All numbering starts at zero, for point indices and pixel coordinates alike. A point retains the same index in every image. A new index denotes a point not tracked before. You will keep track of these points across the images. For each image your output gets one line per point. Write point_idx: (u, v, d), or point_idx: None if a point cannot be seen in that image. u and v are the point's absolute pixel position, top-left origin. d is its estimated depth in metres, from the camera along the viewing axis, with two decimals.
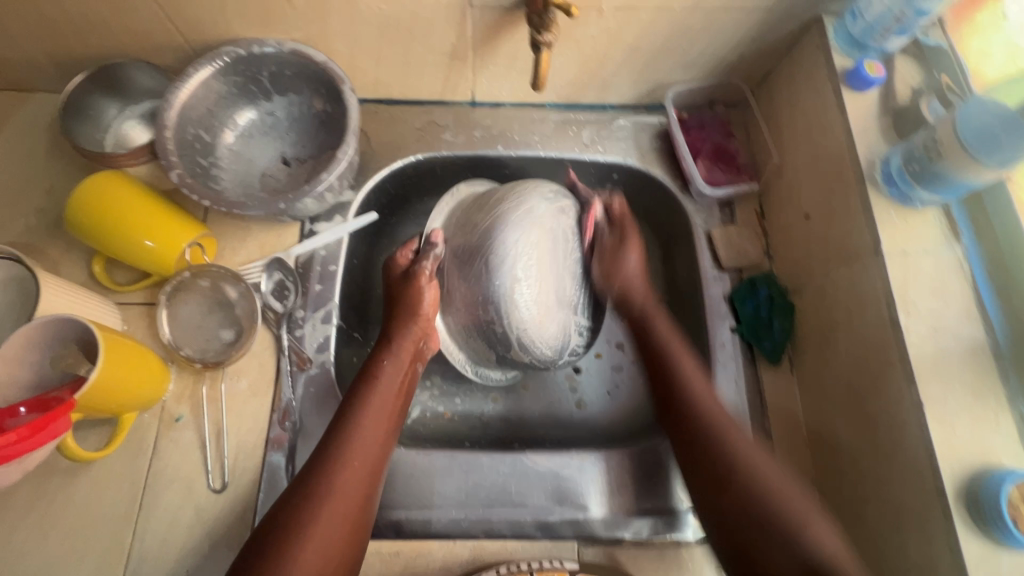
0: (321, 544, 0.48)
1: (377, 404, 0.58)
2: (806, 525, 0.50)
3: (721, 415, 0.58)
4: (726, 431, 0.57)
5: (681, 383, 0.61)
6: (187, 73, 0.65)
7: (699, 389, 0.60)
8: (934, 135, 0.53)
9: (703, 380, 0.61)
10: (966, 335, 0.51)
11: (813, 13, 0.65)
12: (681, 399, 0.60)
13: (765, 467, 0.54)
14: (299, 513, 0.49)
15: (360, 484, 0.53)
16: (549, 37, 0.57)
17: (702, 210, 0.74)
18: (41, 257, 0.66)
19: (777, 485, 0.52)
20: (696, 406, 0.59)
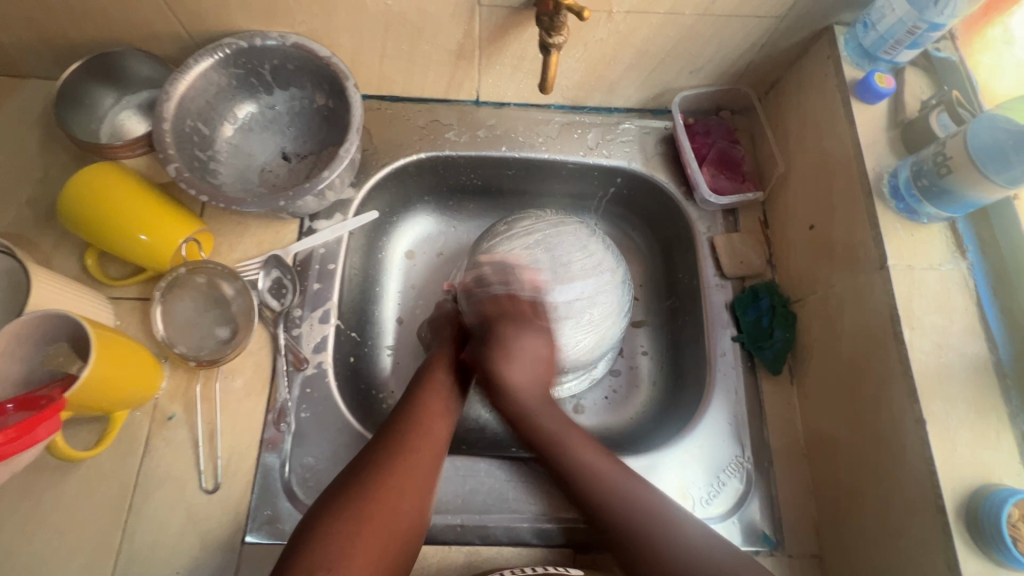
0: (407, 483, 0.53)
1: (446, 377, 0.65)
2: (667, 535, 0.52)
3: (608, 471, 0.56)
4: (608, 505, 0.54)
5: (565, 457, 0.58)
6: (187, 64, 0.64)
7: (598, 461, 0.57)
8: (944, 150, 0.53)
9: (599, 454, 0.58)
10: (969, 353, 0.51)
11: (824, 22, 0.64)
12: (555, 453, 0.58)
13: (668, 519, 0.53)
14: (384, 460, 0.54)
15: (433, 444, 0.57)
16: (559, 39, 0.56)
17: (705, 217, 0.74)
18: (32, 248, 0.65)
19: (618, 501, 0.54)
20: (555, 442, 0.59)
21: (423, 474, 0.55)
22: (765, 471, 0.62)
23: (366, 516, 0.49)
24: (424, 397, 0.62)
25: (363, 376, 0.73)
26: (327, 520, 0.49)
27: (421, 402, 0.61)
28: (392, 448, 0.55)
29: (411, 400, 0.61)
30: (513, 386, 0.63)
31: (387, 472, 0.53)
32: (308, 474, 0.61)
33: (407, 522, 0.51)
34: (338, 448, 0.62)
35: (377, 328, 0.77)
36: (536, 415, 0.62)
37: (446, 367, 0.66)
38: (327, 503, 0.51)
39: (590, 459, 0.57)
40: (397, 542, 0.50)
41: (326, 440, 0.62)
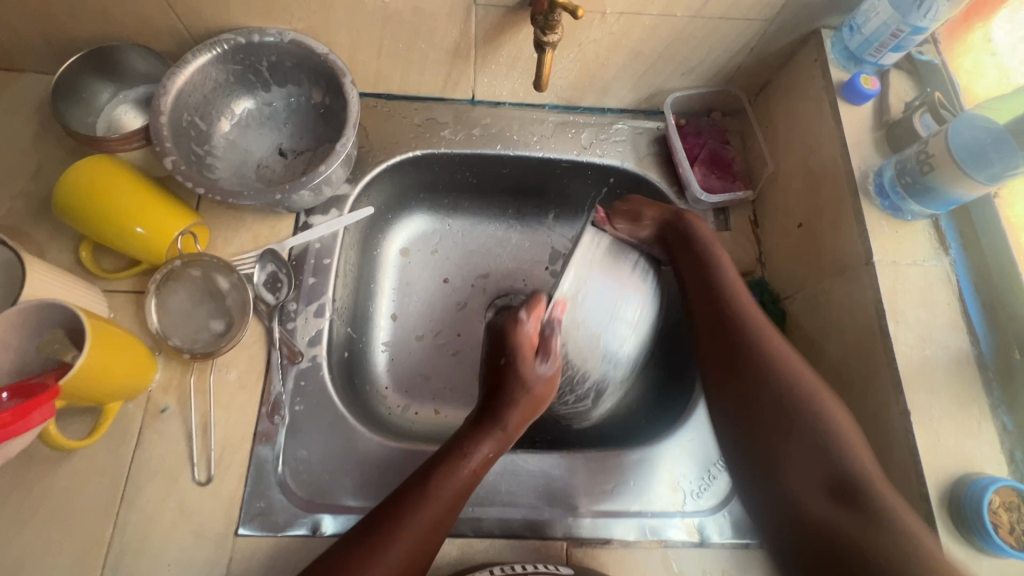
0: (408, 553, 0.49)
1: (511, 423, 0.59)
2: (842, 437, 0.51)
3: (772, 344, 0.57)
4: (830, 428, 0.51)
5: (762, 343, 0.58)
6: (185, 59, 0.64)
7: (764, 328, 0.59)
8: (926, 149, 0.54)
9: (785, 350, 0.57)
10: (952, 346, 0.53)
11: (812, 26, 0.66)
12: (743, 330, 0.59)
13: (840, 426, 0.51)
14: (398, 525, 0.50)
15: (466, 493, 0.54)
16: (554, 38, 0.58)
17: (696, 216, 0.75)
18: (26, 241, 0.65)
19: (824, 396, 0.54)
20: (764, 334, 0.58)
21: (431, 540, 0.51)
22: None
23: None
24: (473, 441, 0.57)
25: (356, 371, 0.73)
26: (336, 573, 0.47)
27: (472, 444, 0.56)
28: (411, 509, 0.51)
29: (460, 440, 0.57)
30: (703, 227, 0.67)
31: (390, 541, 0.49)
32: (302, 467, 0.61)
33: None
34: (332, 440, 0.62)
35: (370, 323, 0.77)
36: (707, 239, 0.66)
37: (508, 414, 0.59)
38: (355, 535, 0.50)
39: (727, 267, 0.64)
40: None
41: (319, 433, 0.63)
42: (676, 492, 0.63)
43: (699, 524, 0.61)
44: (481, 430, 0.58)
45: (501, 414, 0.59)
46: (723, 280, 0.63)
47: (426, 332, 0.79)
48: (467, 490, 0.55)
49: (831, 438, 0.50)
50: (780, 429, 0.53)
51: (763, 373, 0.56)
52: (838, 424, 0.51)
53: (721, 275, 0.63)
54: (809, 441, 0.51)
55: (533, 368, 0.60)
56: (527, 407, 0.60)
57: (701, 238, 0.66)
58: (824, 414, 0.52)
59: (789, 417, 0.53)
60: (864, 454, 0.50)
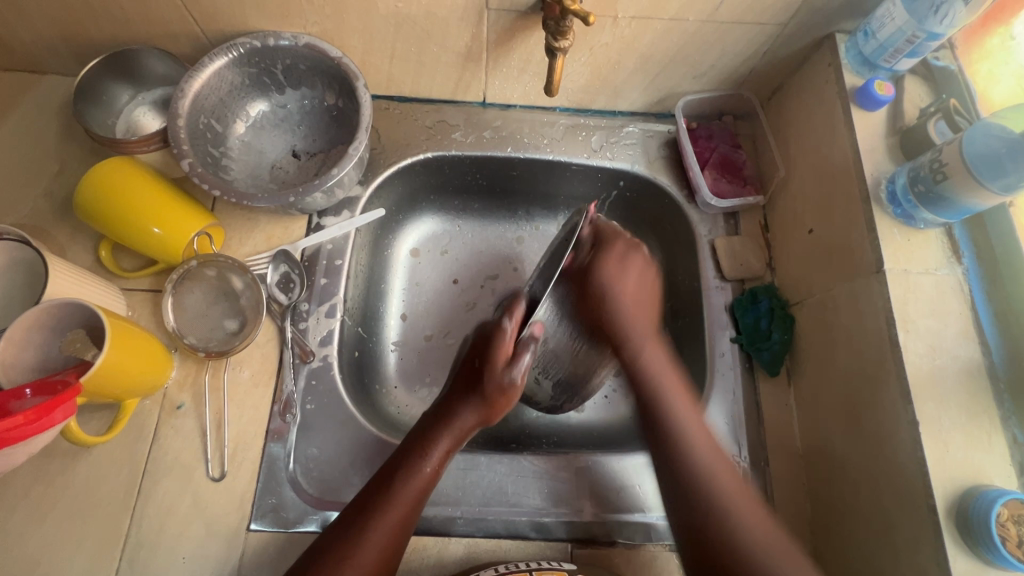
0: (374, 560, 0.49)
1: (468, 418, 0.57)
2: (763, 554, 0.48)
3: (683, 415, 0.57)
4: (728, 516, 0.50)
5: (665, 416, 0.57)
6: (201, 62, 0.65)
7: (672, 391, 0.60)
8: (940, 157, 0.54)
9: (705, 434, 0.56)
10: (962, 356, 0.52)
11: (826, 31, 0.66)
12: (665, 420, 0.57)
13: (709, 467, 0.53)
14: (360, 534, 0.50)
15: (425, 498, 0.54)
16: (564, 44, 0.58)
17: (706, 220, 0.75)
18: (48, 239, 0.67)
19: (736, 489, 0.52)
20: (675, 434, 0.56)
21: (395, 546, 0.51)
22: (761, 471, 0.63)
23: None
24: (431, 441, 0.56)
25: (366, 370, 0.74)
26: None
27: (430, 443, 0.55)
28: (369, 516, 0.51)
29: (419, 440, 0.56)
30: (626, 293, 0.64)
31: (351, 550, 0.49)
32: (312, 464, 0.62)
33: None
34: (341, 439, 0.64)
35: (380, 323, 0.78)
36: (642, 338, 0.63)
37: (467, 410, 0.58)
38: (316, 547, 0.50)
39: (649, 350, 0.62)
40: None
41: (329, 432, 0.64)
42: None
43: None
44: (440, 426, 0.56)
45: (460, 408, 0.58)
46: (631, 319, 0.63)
47: (435, 333, 0.79)
48: (428, 488, 0.54)
49: (719, 522, 0.50)
50: (707, 517, 0.51)
51: (663, 423, 0.57)
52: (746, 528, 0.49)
53: (625, 341, 0.62)
54: (723, 532, 0.50)
55: (494, 376, 0.58)
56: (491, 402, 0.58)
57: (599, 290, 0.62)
58: (736, 519, 0.50)
59: (702, 516, 0.51)
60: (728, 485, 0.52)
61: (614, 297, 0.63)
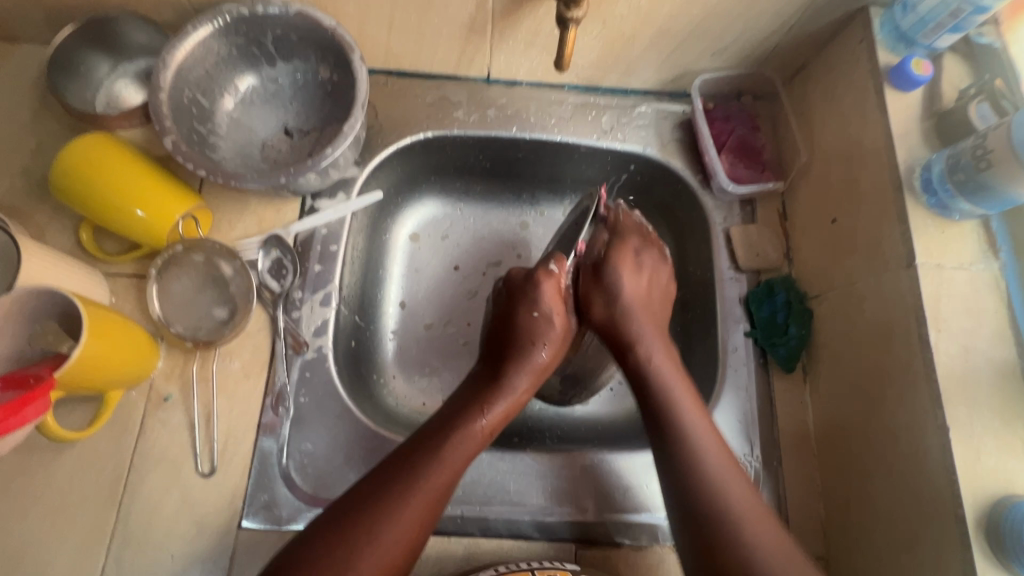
0: (426, 502, 0.49)
1: (522, 383, 0.59)
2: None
3: (691, 419, 0.55)
4: (741, 546, 0.48)
5: (678, 426, 0.54)
6: (185, 30, 0.61)
7: (685, 401, 0.56)
8: (984, 142, 0.50)
9: (712, 437, 0.54)
10: (996, 357, 0.49)
11: (859, 4, 0.61)
12: (670, 428, 0.55)
13: (725, 487, 0.51)
14: (417, 472, 0.50)
15: (478, 452, 0.54)
16: (578, 13, 0.53)
17: (722, 207, 0.71)
18: (26, 220, 0.63)
19: (736, 487, 0.51)
20: (688, 441, 0.54)
21: (445, 494, 0.50)
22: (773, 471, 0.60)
23: (379, 524, 0.47)
24: (486, 403, 0.56)
25: (363, 361, 0.71)
26: (351, 524, 0.46)
27: (484, 404, 0.56)
28: (427, 458, 0.51)
29: (469, 402, 0.56)
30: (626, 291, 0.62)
31: (409, 486, 0.49)
32: (306, 460, 0.59)
33: (392, 558, 0.46)
34: (337, 434, 0.61)
35: (378, 312, 0.75)
36: (641, 329, 0.61)
37: (523, 369, 0.59)
38: (359, 496, 0.48)
39: (659, 351, 0.60)
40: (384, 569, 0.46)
41: (325, 426, 0.61)
42: None
43: None
44: (496, 387, 0.57)
45: (515, 369, 0.59)
46: (637, 302, 0.62)
47: (435, 322, 0.76)
48: (479, 448, 0.54)
49: (745, 565, 0.48)
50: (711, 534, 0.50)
51: (648, 386, 0.58)
52: (760, 546, 0.48)
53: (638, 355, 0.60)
54: (733, 558, 0.48)
55: (548, 326, 0.61)
56: (541, 364, 0.60)
57: (623, 310, 0.62)
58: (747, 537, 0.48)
59: (716, 538, 0.49)
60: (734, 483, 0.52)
61: (628, 311, 0.62)
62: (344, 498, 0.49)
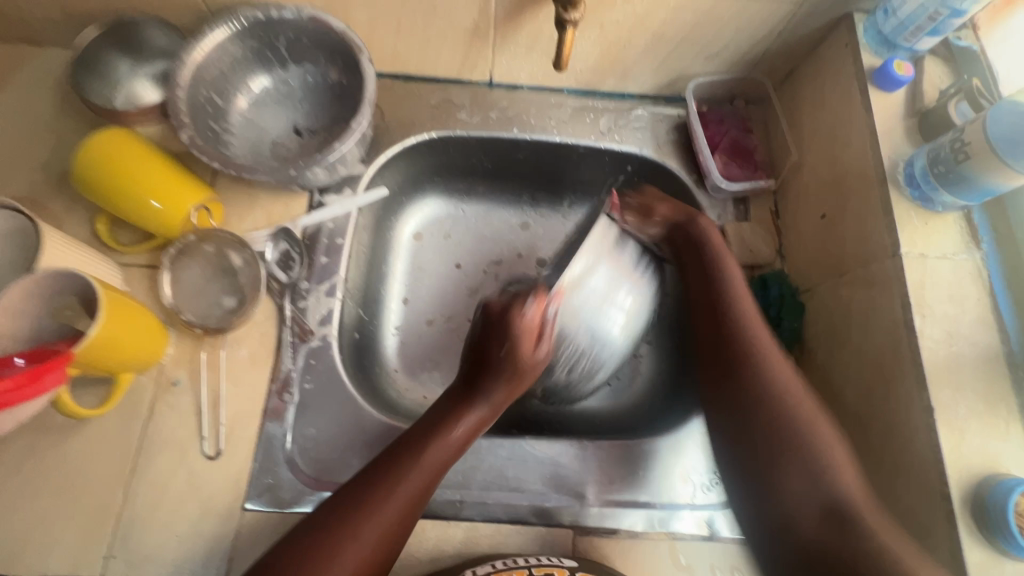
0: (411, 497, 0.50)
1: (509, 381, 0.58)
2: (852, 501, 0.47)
3: (764, 340, 0.57)
4: (821, 452, 0.49)
5: (747, 350, 0.56)
6: (203, 33, 0.64)
7: (752, 319, 0.59)
8: (962, 137, 0.52)
9: (779, 356, 0.56)
10: (980, 342, 0.51)
11: (844, 10, 0.64)
12: (736, 339, 0.57)
13: (799, 409, 0.52)
14: (403, 467, 0.51)
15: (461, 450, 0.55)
16: (575, 16, 0.56)
17: (716, 205, 0.73)
18: (45, 212, 0.66)
19: (811, 414, 0.52)
20: (742, 318, 0.58)
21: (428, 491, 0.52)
22: None
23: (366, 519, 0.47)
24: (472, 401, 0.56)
25: (366, 354, 0.73)
26: (340, 517, 0.47)
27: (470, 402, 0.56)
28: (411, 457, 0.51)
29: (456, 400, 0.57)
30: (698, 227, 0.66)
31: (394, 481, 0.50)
32: (310, 444, 0.61)
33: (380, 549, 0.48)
34: (340, 420, 0.62)
35: (381, 306, 0.77)
36: (722, 253, 0.64)
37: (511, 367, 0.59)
38: (346, 492, 0.49)
39: (737, 276, 0.62)
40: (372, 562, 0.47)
41: (328, 412, 0.62)
42: (686, 486, 0.62)
43: (710, 518, 0.60)
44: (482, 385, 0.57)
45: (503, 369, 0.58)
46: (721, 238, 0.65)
47: (436, 317, 0.78)
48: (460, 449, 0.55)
49: (816, 469, 0.49)
50: (787, 446, 0.50)
51: (727, 309, 0.59)
52: (827, 444, 0.50)
53: (724, 282, 0.61)
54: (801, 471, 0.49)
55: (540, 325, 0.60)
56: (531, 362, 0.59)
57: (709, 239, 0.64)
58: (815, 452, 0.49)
59: (788, 454, 0.50)
60: (822, 429, 0.51)
61: (712, 242, 0.64)
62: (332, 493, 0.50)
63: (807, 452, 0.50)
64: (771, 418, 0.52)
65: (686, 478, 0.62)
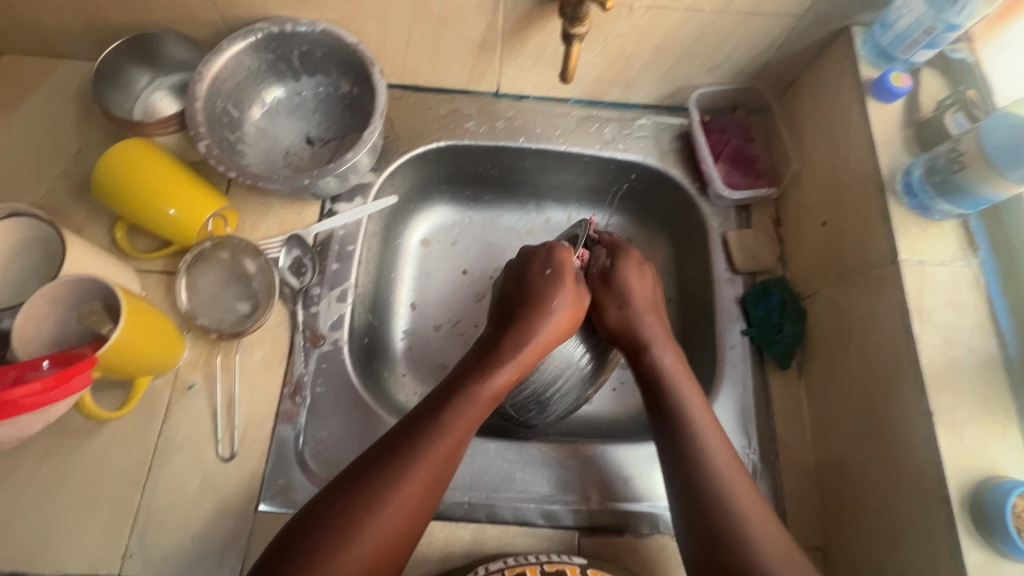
0: (442, 458, 0.50)
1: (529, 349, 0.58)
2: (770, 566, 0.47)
3: (688, 402, 0.57)
4: (733, 527, 0.49)
5: (669, 417, 0.56)
6: (220, 46, 0.66)
7: (684, 383, 0.58)
8: (957, 147, 0.54)
9: (717, 432, 0.55)
10: (977, 347, 0.52)
11: (843, 23, 0.66)
12: (665, 401, 0.57)
13: (719, 462, 0.53)
14: (430, 430, 0.51)
15: (483, 415, 0.55)
16: (581, 30, 0.58)
17: (718, 213, 0.74)
18: (65, 220, 0.67)
19: (733, 470, 0.52)
20: (667, 376, 0.58)
21: (458, 453, 0.51)
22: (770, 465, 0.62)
23: (399, 485, 0.47)
24: (493, 365, 0.56)
25: (375, 358, 0.74)
26: (370, 482, 0.47)
27: (489, 369, 0.56)
28: (437, 425, 0.51)
29: (476, 366, 0.57)
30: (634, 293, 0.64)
31: (422, 447, 0.49)
32: (321, 447, 0.62)
33: (409, 515, 0.47)
34: (350, 424, 0.64)
35: (390, 312, 0.78)
36: (650, 331, 0.61)
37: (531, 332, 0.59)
38: (371, 459, 0.49)
39: (670, 357, 0.60)
40: (402, 528, 0.47)
41: (339, 415, 0.64)
42: None
43: None
44: (504, 353, 0.57)
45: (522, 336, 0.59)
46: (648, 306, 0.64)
47: (444, 322, 0.80)
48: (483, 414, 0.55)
49: (738, 533, 0.49)
50: (700, 491, 0.51)
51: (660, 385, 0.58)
52: (730, 492, 0.51)
53: (655, 361, 0.59)
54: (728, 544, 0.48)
55: (564, 294, 0.61)
56: (553, 329, 0.60)
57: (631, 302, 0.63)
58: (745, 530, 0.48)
59: (702, 504, 0.51)
60: (734, 475, 0.52)
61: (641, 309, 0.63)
62: (363, 457, 0.50)
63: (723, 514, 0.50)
64: (703, 492, 0.51)
65: None
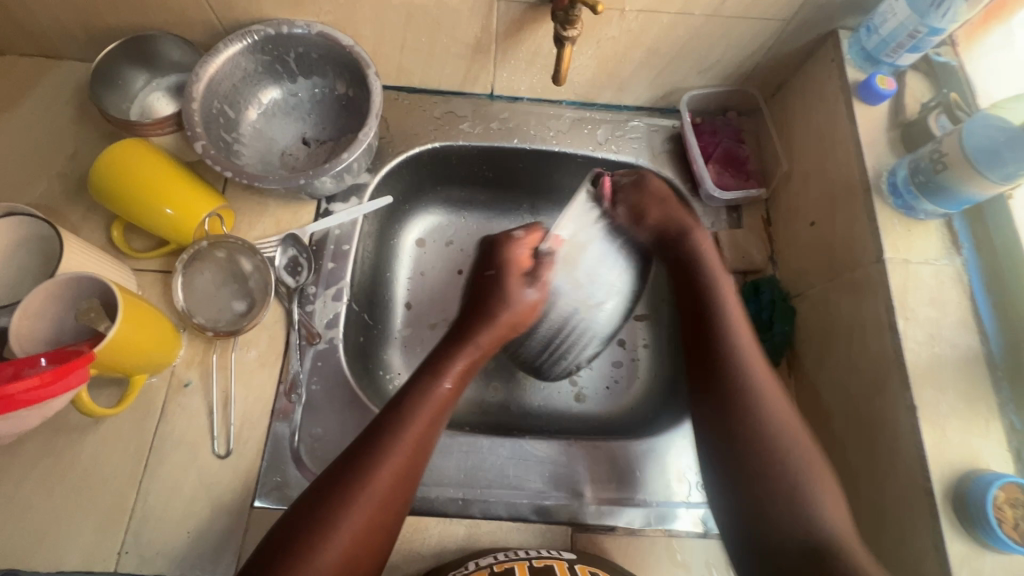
0: (406, 456, 0.50)
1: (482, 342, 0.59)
2: (814, 503, 0.50)
3: (743, 345, 0.58)
4: (773, 458, 0.52)
5: (731, 347, 0.58)
6: (217, 48, 0.67)
7: (738, 324, 0.60)
8: (940, 148, 0.55)
9: (759, 355, 0.58)
10: (961, 344, 0.53)
11: (830, 27, 0.67)
12: (722, 343, 0.58)
13: (771, 405, 0.55)
14: (391, 431, 0.51)
15: (445, 411, 0.55)
16: (573, 33, 0.59)
17: (709, 213, 0.76)
18: (61, 219, 0.68)
19: (782, 410, 0.54)
20: (719, 327, 0.59)
21: (421, 454, 0.52)
22: None
23: (365, 484, 0.48)
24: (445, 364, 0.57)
25: (371, 357, 0.75)
26: (336, 488, 0.47)
27: (442, 369, 0.56)
28: (395, 428, 0.51)
29: (429, 368, 0.57)
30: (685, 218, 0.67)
31: (381, 450, 0.49)
32: (316, 444, 0.63)
33: (382, 515, 0.48)
34: (345, 421, 0.64)
35: (386, 311, 0.79)
36: (708, 258, 0.64)
37: (485, 328, 0.59)
38: (336, 468, 0.49)
39: (724, 281, 0.63)
40: (375, 531, 0.47)
41: (334, 412, 0.64)
42: (681, 484, 0.64)
43: (704, 515, 0.62)
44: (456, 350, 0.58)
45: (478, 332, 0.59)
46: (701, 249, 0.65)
47: (439, 321, 0.80)
48: (444, 412, 0.55)
49: (771, 455, 0.52)
50: (745, 443, 0.54)
51: (710, 313, 0.61)
52: (796, 458, 0.52)
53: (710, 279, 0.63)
54: (766, 468, 0.52)
55: (515, 286, 0.60)
56: (503, 325, 0.60)
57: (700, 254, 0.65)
58: (786, 454, 0.52)
59: (754, 455, 0.53)
60: (796, 438, 0.53)
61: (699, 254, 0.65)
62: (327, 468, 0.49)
63: (768, 454, 0.52)
64: (748, 417, 0.54)
65: (681, 478, 0.64)
